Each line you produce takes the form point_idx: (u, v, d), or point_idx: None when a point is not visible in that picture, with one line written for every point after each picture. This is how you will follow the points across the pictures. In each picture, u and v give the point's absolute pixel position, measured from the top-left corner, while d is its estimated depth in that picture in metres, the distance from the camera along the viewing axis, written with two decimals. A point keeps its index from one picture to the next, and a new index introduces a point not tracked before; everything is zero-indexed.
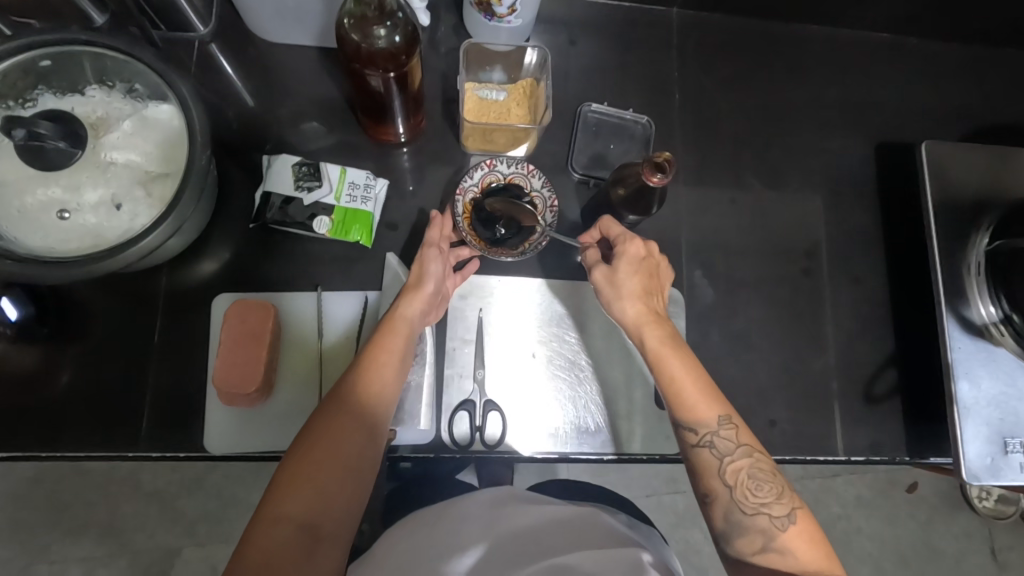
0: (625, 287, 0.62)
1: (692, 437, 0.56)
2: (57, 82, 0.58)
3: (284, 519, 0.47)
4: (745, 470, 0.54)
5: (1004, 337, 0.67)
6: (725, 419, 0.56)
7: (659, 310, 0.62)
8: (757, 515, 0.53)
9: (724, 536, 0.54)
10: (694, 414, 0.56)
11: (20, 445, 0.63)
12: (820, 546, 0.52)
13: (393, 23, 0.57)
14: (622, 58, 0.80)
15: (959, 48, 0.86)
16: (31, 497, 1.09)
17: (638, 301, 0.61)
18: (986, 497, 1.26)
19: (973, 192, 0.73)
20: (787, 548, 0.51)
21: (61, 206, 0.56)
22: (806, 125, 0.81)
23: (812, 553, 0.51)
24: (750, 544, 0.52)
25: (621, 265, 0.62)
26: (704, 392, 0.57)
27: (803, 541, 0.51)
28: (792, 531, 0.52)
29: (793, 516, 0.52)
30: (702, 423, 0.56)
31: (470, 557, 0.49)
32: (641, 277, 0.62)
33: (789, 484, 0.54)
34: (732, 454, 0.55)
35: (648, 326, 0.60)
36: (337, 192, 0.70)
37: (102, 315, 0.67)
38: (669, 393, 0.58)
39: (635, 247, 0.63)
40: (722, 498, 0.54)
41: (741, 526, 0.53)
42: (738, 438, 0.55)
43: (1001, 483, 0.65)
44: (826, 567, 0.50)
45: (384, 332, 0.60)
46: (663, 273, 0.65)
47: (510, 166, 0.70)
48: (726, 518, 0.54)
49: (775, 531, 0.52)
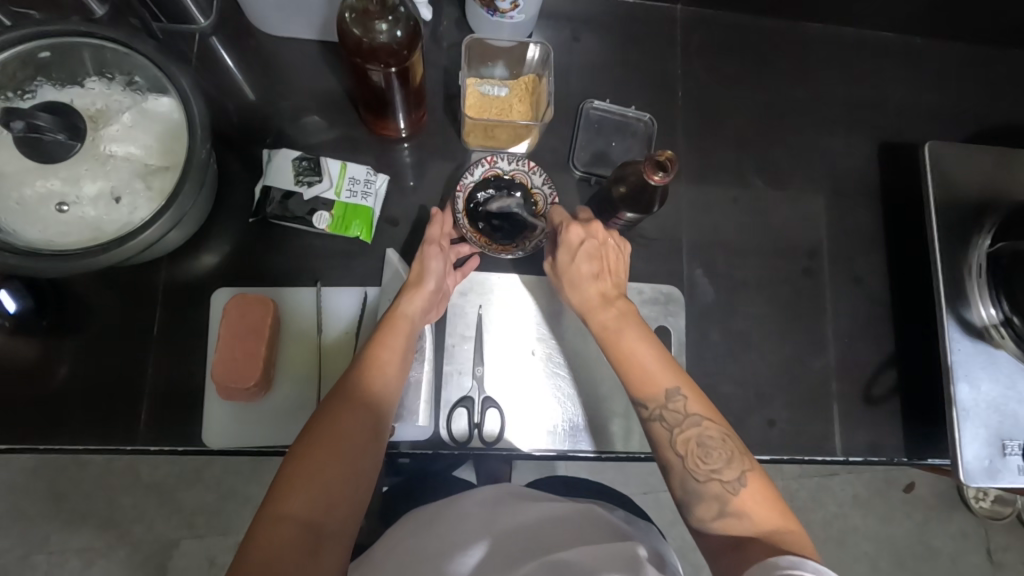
0: (568, 275, 0.63)
1: (643, 412, 0.56)
2: (57, 73, 0.58)
3: (286, 518, 0.46)
4: (694, 438, 0.54)
5: (1005, 340, 0.67)
6: (675, 390, 0.55)
7: (610, 290, 0.62)
8: (709, 482, 0.52)
9: (684, 505, 0.54)
10: (642, 390, 0.56)
11: (20, 437, 0.63)
12: (775, 501, 0.51)
13: (394, 17, 0.56)
14: (626, 54, 0.80)
15: (964, 47, 0.85)
16: (31, 488, 1.09)
17: (583, 286, 0.62)
18: (982, 497, 1.26)
19: (977, 194, 0.72)
20: (743, 512, 0.51)
21: (60, 198, 0.56)
22: (809, 124, 0.81)
23: (766, 514, 0.50)
24: (708, 511, 0.52)
25: (562, 254, 0.63)
26: (652, 364, 0.57)
27: (755, 502, 0.51)
28: (743, 493, 0.51)
29: (744, 478, 0.52)
30: (651, 398, 0.56)
31: (472, 557, 0.49)
32: (583, 261, 0.62)
33: (740, 447, 0.53)
34: (682, 424, 0.54)
35: (594, 311, 0.61)
36: (337, 187, 0.70)
37: (101, 308, 0.67)
38: (624, 372, 0.58)
39: (572, 234, 0.62)
40: (676, 468, 0.54)
41: (697, 493, 0.52)
42: (688, 407, 0.55)
43: (999, 485, 0.65)
44: (782, 525, 0.50)
45: (387, 330, 0.60)
46: (617, 251, 0.64)
47: (511, 163, 0.70)
48: (682, 487, 0.53)
49: (728, 495, 0.51)
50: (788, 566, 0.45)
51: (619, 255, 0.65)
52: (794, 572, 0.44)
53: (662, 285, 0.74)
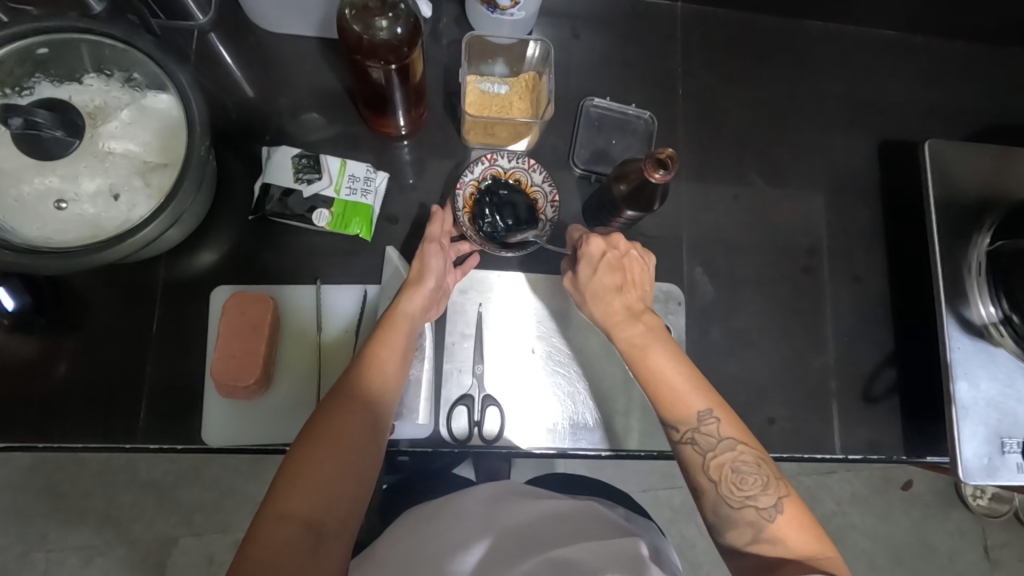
0: (590, 288, 0.62)
1: (675, 434, 0.56)
2: (55, 70, 0.57)
3: (288, 518, 0.46)
4: (728, 463, 0.54)
5: (1004, 338, 0.67)
6: (707, 413, 0.55)
7: (636, 303, 0.62)
8: (744, 508, 0.52)
9: (715, 529, 0.54)
10: (674, 412, 0.56)
11: (18, 435, 0.63)
12: (807, 525, 0.52)
13: (395, 14, 0.56)
14: (626, 52, 0.79)
15: (963, 46, 0.85)
16: (29, 486, 1.09)
17: (608, 300, 0.62)
18: (980, 495, 1.26)
19: (976, 192, 0.72)
20: (778, 538, 0.51)
21: (59, 195, 0.55)
22: (809, 122, 0.81)
23: (801, 540, 0.51)
24: (741, 536, 0.52)
25: (583, 266, 0.63)
26: (681, 384, 0.57)
27: (791, 529, 0.51)
28: (779, 520, 0.51)
29: (780, 505, 0.52)
30: (683, 420, 0.55)
31: (474, 556, 0.48)
32: (606, 273, 0.62)
33: (775, 473, 0.54)
34: (716, 449, 0.54)
35: (619, 326, 0.61)
36: (337, 185, 0.70)
37: (100, 305, 0.67)
38: (652, 391, 0.57)
39: (593, 246, 0.63)
40: (710, 493, 0.54)
41: (731, 519, 0.53)
42: (721, 431, 0.55)
43: (998, 483, 0.65)
44: (816, 550, 0.51)
45: (386, 328, 0.60)
46: (640, 262, 0.64)
47: (511, 160, 0.70)
48: (715, 512, 0.54)
49: (763, 522, 0.52)
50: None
51: (642, 266, 0.64)
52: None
53: (662, 283, 0.73)
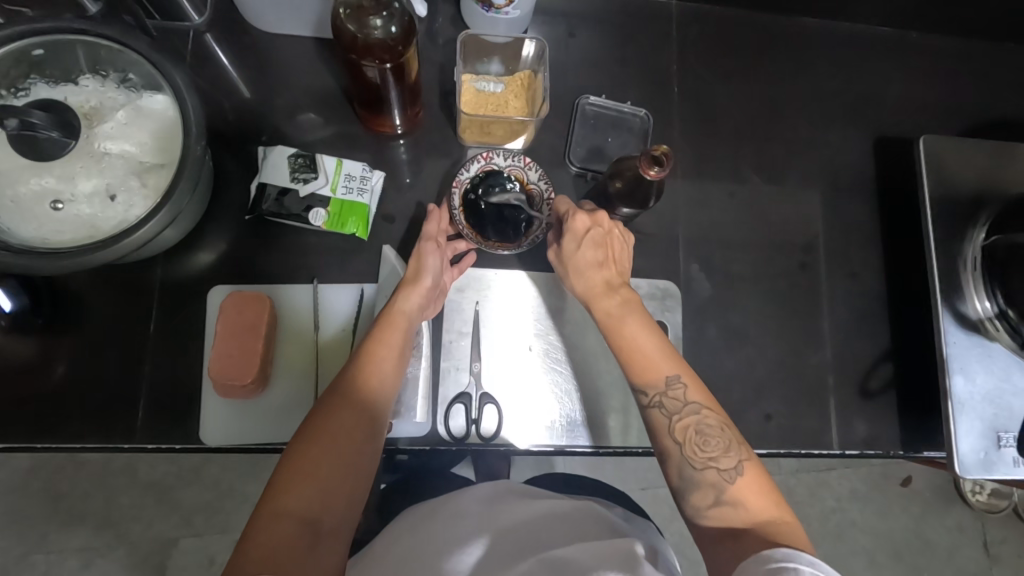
0: (572, 262, 0.63)
1: (643, 398, 0.56)
2: (50, 70, 0.57)
3: (284, 516, 0.46)
4: (693, 426, 0.54)
5: (1000, 333, 0.68)
6: (675, 378, 0.56)
7: (615, 278, 0.63)
8: (706, 469, 0.52)
9: (679, 494, 0.53)
10: (643, 376, 0.57)
11: (16, 436, 0.63)
12: (770, 492, 0.51)
13: (389, 13, 0.56)
14: (622, 50, 0.80)
15: (959, 42, 0.85)
16: (29, 488, 1.09)
17: (588, 274, 0.63)
18: (979, 491, 1.27)
19: (971, 187, 0.72)
20: (738, 499, 0.50)
21: (55, 196, 0.56)
22: (805, 119, 0.81)
23: (760, 503, 0.50)
24: (703, 498, 0.52)
25: (568, 241, 0.64)
26: (653, 352, 0.57)
27: (751, 491, 0.51)
28: (740, 482, 0.51)
29: (741, 468, 0.52)
30: (652, 384, 0.56)
31: (470, 555, 0.48)
32: (589, 248, 0.63)
33: (738, 439, 0.54)
34: (681, 411, 0.55)
35: (597, 298, 0.62)
36: (333, 184, 0.70)
37: (97, 306, 0.67)
38: (625, 359, 0.58)
39: (578, 221, 0.63)
40: (674, 455, 0.54)
41: (693, 481, 0.52)
42: (687, 396, 0.55)
43: (994, 477, 0.65)
44: (777, 516, 0.50)
45: (384, 326, 0.60)
46: (622, 241, 0.65)
47: (507, 159, 0.70)
48: (678, 474, 0.53)
49: (724, 483, 0.51)
50: (782, 559, 0.44)
51: (623, 244, 0.65)
52: (788, 564, 0.43)
53: (659, 281, 0.74)
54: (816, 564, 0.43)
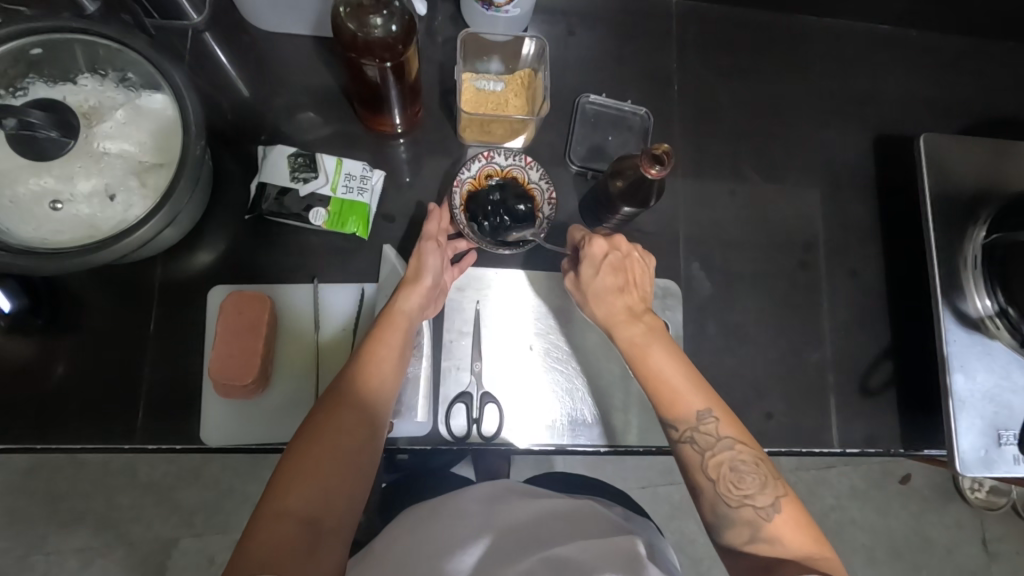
0: (593, 289, 0.63)
1: (674, 433, 0.56)
2: (48, 70, 0.57)
3: (286, 515, 0.46)
4: (727, 463, 0.54)
5: (1000, 331, 0.68)
6: (706, 413, 0.55)
7: (636, 304, 0.63)
8: (742, 507, 0.52)
9: (714, 529, 0.54)
10: (673, 411, 0.56)
11: (16, 437, 0.63)
12: (806, 526, 0.51)
13: (389, 12, 0.56)
14: (622, 49, 0.79)
15: (958, 39, 0.85)
16: (28, 489, 1.09)
17: (610, 301, 0.62)
18: (978, 488, 1.27)
19: (971, 185, 0.72)
20: (776, 537, 0.51)
21: (54, 196, 0.55)
22: (805, 117, 0.81)
23: (798, 539, 0.50)
24: (739, 535, 0.52)
25: (586, 266, 0.63)
26: (681, 383, 0.57)
27: (789, 528, 0.51)
28: (777, 520, 0.51)
29: (778, 504, 0.52)
30: (683, 420, 0.55)
31: (470, 556, 0.48)
32: (608, 273, 0.63)
33: (773, 473, 0.53)
34: (714, 447, 0.54)
35: (621, 326, 0.61)
36: (333, 183, 0.70)
37: (96, 306, 0.67)
38: (652, 391, 0.58)
39: (595, 247, 0.63)
40: (707, 492, 0.54)
41: (730, 519, 0.52)
42: (719, 430, 0.55)
43: (995, 475, 0.65)
44: (814, 551, 0.50)
45: (385, 325, 0.60)
46: (642, 263, 0.65)
47: (508, 158, 0.70)
48: (713, 511, 0.53)
49: (761, 521, 0.51)
50: None
51: (642, 268, 0.65)
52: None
53: (659, 279, 0.74)
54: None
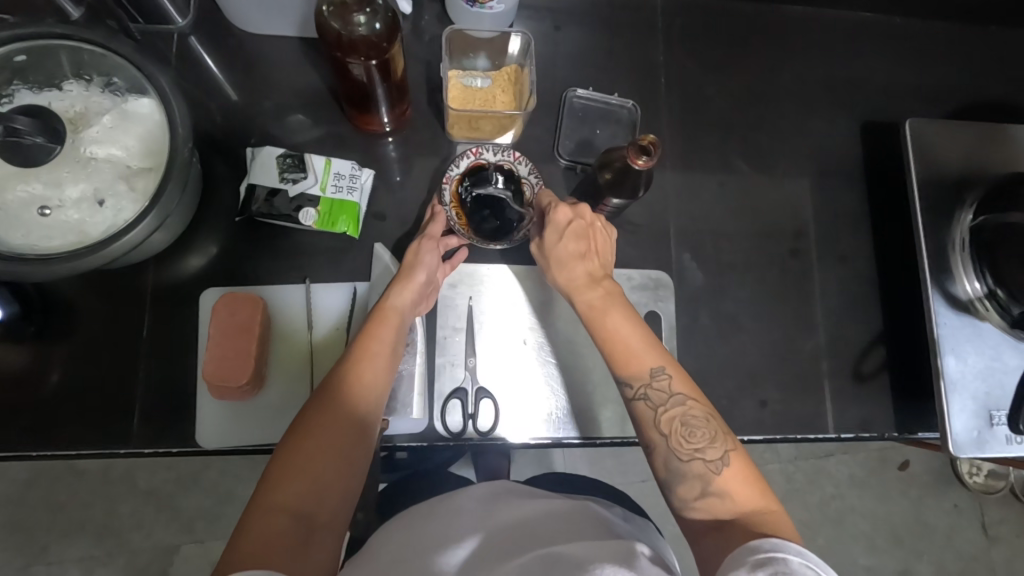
0: (555, 253, 0.63)
1: (629, 391, 0.56)
2: (33, 76, 0.57)
3: (277, 509, 0.46)
4: (678, 417, 0.54)
5: (989, 312, 0.68)
6: (659, 369, 0.56)
7: (597, 271, 0.63)
8: (693, 461, 0.52)
9: (667, 487, 0.53)
10: (628, 368, 0.57)
11: (11, 444, 0.63)
12: (756, 481, 0.51)
13: (372, 9, 0.57)
14: (608, 43, 0.80)
15: (943, 25, 0.86)
16: (28, 500, 1.09)
17: (570, 266, 0.63)
18: (977, 473, 1.27)
19: (958, 169, 0.73)
20: (725, 491, 0.50)
21: (43, 202, 0.55)
22: (792, 106, 0.81)
23: (746, 493, 0.50)
24: (690, 490, 0.52)
25: (549, 232, 0.64)
26: (637, 344, 0.57)
27: (737, 481, 0.51)
28: (727, 473, 0.51)
29: (727, 458, 0.52)
30: (637, 376, 0.56)
31: (464, 549, 0.49)
32: (571, 240, 0.63)
33: (724, 429, 0.54)
34: (666, 403, 0.55)
35: (579, 290, 0.62)
36: (322, 183, 0.70)
37: (89, 312, 0.67)
38: (608, 350, 0.58)
39: (560, 213, 0.63)
40: (660, 448, 0.54)
41: (680, 473, 0.52)
42: (673, 387, 0.55)
43: (988, 455, 0.66)
44: (763, 505, 0.50)
45: (376, 322, 0.60)
46: (604, 233, 0.66)
47: (496, 154, 0.70)
48: (666, 467, 0.53)
49: (711, 475, 0.51)
50: (770, 549, 0.44)
51: (605, 237, 0.66)
52: (777, 554, 0.43)
53: (651, 271, 0.74)
54: (804, 555, 0.43)
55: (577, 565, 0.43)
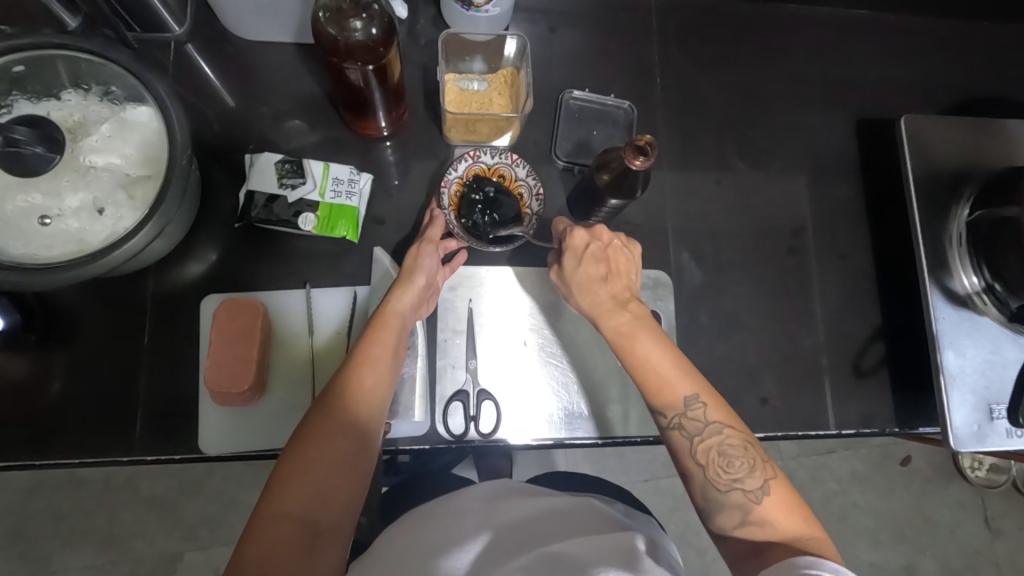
0: (576, 280, 0.63)
1: (663, 419, 0.56)
2: (31, 86, 0.57)
3: (285, 517, 0.47)
4: (715, 447, 0.54)
5: (988, 307, 0.69)
6: (694, 398, 0.56)
7: (621, 293, 0.63)
8: (731, 490, 0.53)
9: (705, 514, 0.54)
10: (661, 398, 0.57)
11: (14, 454, 0.63)
12: (796, 507, 0.52)
13: (369, 15, 0.57)
14: (604, 44, 0.80)
15: (936, 21, 0.86)
16: (30, 509, 1.09)
17: (594, 291, 0.62)
18: (978, 467, 1.28)
19: (953, 164, 0.73)
20: (766, 520, 0.51)
21: (43, 212, 0.56)
22: (787, 104, 0.82)
23: (789, 521, 0.51)
24: (730, 519, 0.52)
25: (569, 258, 0.64)
26: (668, 371, 0.57)
27: (779, 510, 0.51)
28: (767, 502, 0.52)
29: (767, 487, 0.52)
30: (671, 406, 0.56)
31: (470, 552, 0.48)
32: (591, 264, 0.63)
33: (762, 455, 0.54)
34: (703, 433, 0.55)
35: (607, 315, 0.61)
36: (321, 188, 0.70)
37: (90, 321, 0.67)
38: (640, 379, 0.58)
39: (577, 238, 0.64)
40: (697, 477, 0.54)
41: (718, 502, 0.53)
42: (708, 416, 0.55)
43: (989, 448, 0.66)
44: (803, 532, 0.50)
45: (376, 326, 0.60)
46: (624, 250, 0.65)
47: (494, 156, 0.70)
48: (704, 496, 0.54)
49: (751, 505, 0.52)
50: (806, 566, 0.45)
51: (628, 257, 0.65)
52: (813, 571, 0.45)
53: (650, 271, 0.74)
54: (839, 572, 0.44)
55: (579, 567, 0.43)
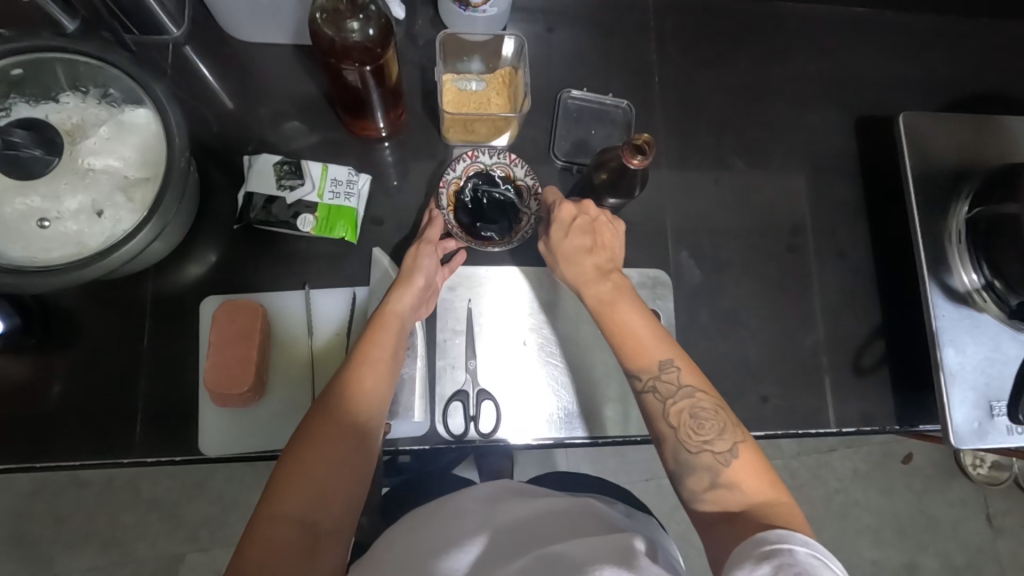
0: (562, 250, 0.64)
1: (637, 383, 0.57)
2: (30, 89, 0.57)
3: (284, 518, 0.47)
4: (687, 410, 0.54)
5: (988, 304, 0.69)
6: (668, 362, 0.56)
7: (605, 264, 0.64)
8: (701, 452, 0.53)
9: (676, 478, 0.54)
10: (637, 361, 0.57)
11: (15, 456, 0.63)
12: (765, 473, 0.51)
13: (366, 15, 0.56)
14: (602, 43, 0.80)
15: (934, 19, 0.86)
16: (32, 512, 1.09)
17: (578, 261, 0.63)
18: (980, 464, 1.28)
19: (952, 161, 0.73)
20: (734, 482, 0.51)
21: (41, 214, 0.56)
22: (786, 102, 0.82)
23: (757, 485, 0.50)
24: (700, 482, 0.52)
25: (555, 230, 0.64)
26: (645, 337, 0.58)
27: (748, 474, 0.51)
28: (736, 465, 0.51)
29: (736, 450, 0.52)
30: (645, 369, 0.57)
31: (469, 553, 0.48)
32: (576, 235, 0.64)
33: (733, 420, 0.54)
34: (675, 396, 0.55)
35: (588, 284, 0.62)
36: (320, 190, 0.70)
37: (91, 324, 0.67)
38: (618, 345, 0.59)
39: (564, 210, 0.64)
40: (669, 439, 0.54)
41: (689, 464, 0.53)
42: (681, 379, 0.56)
43: (989, 446, 0.66)
44: (771, 498, 0.50)
45: (376, 327, 0.60)
46: (610, 227, 0.65)
47: (492, 157, 0.70)
48: (675, 459, 0.54)
49: (720, 466, 0.52)
50: (777, 540, 0.44)
51: (613, 233, 0.66)
52: (783, 545, 0.43)
53: (649, 270, 0.74)
54: (810, 544, 0.43)
55: (577, 567, 0.43)
